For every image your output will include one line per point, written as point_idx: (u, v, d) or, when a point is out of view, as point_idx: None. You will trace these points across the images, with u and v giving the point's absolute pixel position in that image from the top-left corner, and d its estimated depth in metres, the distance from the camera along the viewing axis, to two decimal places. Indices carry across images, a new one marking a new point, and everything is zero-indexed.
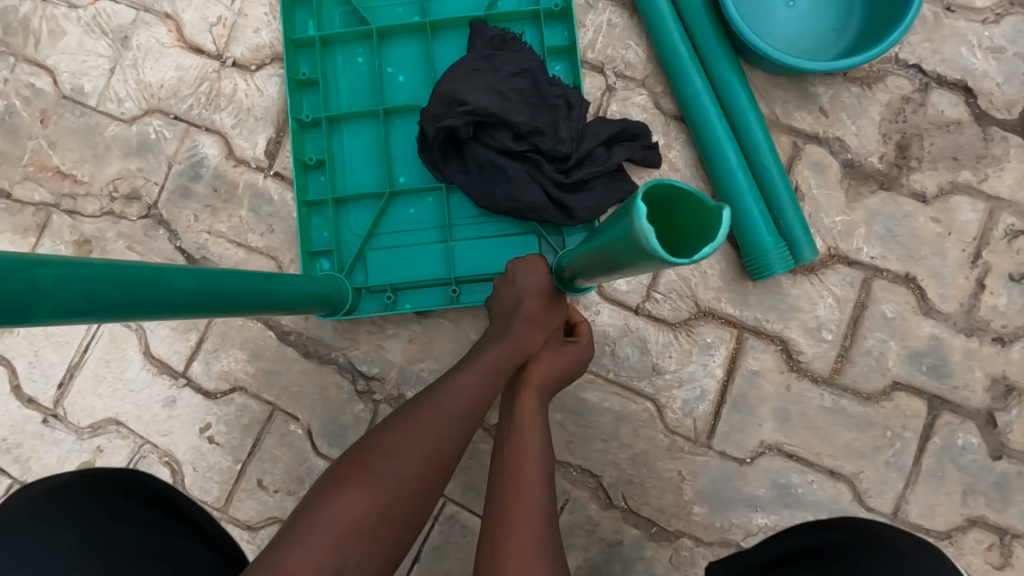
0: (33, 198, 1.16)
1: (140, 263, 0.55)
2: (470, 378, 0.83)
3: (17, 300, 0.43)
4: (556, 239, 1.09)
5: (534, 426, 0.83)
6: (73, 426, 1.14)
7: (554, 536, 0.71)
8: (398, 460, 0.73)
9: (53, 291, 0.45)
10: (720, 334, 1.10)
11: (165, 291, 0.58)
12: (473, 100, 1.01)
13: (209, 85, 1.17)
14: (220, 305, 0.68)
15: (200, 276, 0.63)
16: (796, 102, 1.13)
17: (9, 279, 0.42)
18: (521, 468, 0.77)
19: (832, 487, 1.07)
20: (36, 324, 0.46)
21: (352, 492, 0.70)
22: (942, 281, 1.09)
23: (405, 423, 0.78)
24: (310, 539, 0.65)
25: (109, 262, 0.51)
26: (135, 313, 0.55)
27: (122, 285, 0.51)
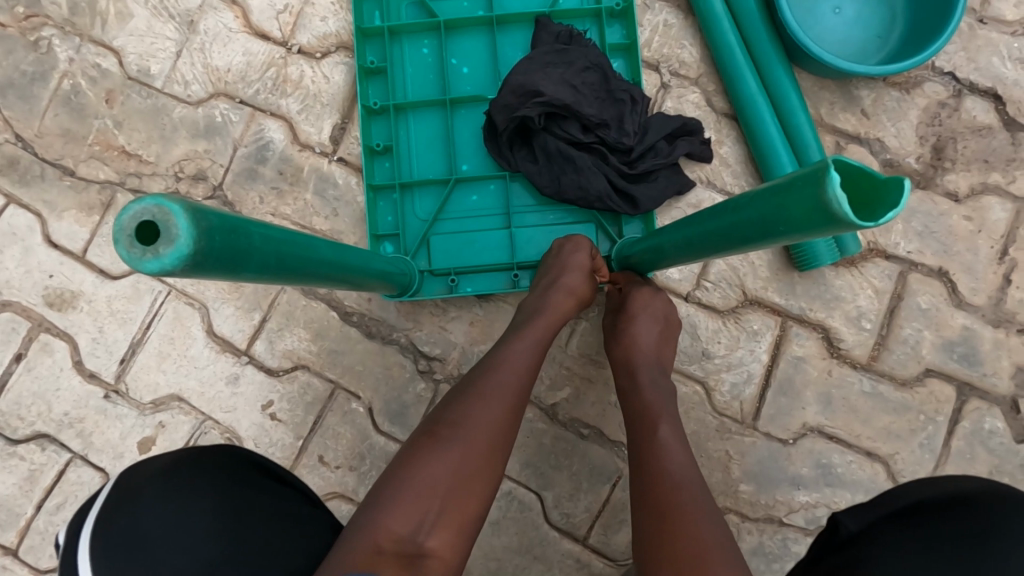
0: (97, 176, 1.18)
1: (292, 230, 0.62)
2: (514, 358, 0.85)
3: (237, 253, 0.50)
4: (614, 228, 1.14)
5: (664, 415, 0.87)
6: (136, 402, 1.16)
7: (704, 497, 0.76)
8: (466, 428, 0.75)
9: (256, 248, 0.53)
10: (767, 322, 1.16)
11: (309, 257, 0.65)
12: (549, 92, 1.06)
13: (276, 71, 1.20)
14: (336, 280, 0.76)
15: (327, 249, 0.71)
16: (840, 104, 1.20)
17: (238, 237, 0.50)
18: (659, 441, 0.83)
19: (870, 468, 1.14)
20: (241, 277, 0.54)
21: (422, 461, 0.71)
22: (972, 275, 1.16)
23: (459, 395, 0.79)
24: (396, 502, 0.68)
25: (278, 228, 0.59)
26: (288, 275, 0.62)
27: (286, 246, 0.59)
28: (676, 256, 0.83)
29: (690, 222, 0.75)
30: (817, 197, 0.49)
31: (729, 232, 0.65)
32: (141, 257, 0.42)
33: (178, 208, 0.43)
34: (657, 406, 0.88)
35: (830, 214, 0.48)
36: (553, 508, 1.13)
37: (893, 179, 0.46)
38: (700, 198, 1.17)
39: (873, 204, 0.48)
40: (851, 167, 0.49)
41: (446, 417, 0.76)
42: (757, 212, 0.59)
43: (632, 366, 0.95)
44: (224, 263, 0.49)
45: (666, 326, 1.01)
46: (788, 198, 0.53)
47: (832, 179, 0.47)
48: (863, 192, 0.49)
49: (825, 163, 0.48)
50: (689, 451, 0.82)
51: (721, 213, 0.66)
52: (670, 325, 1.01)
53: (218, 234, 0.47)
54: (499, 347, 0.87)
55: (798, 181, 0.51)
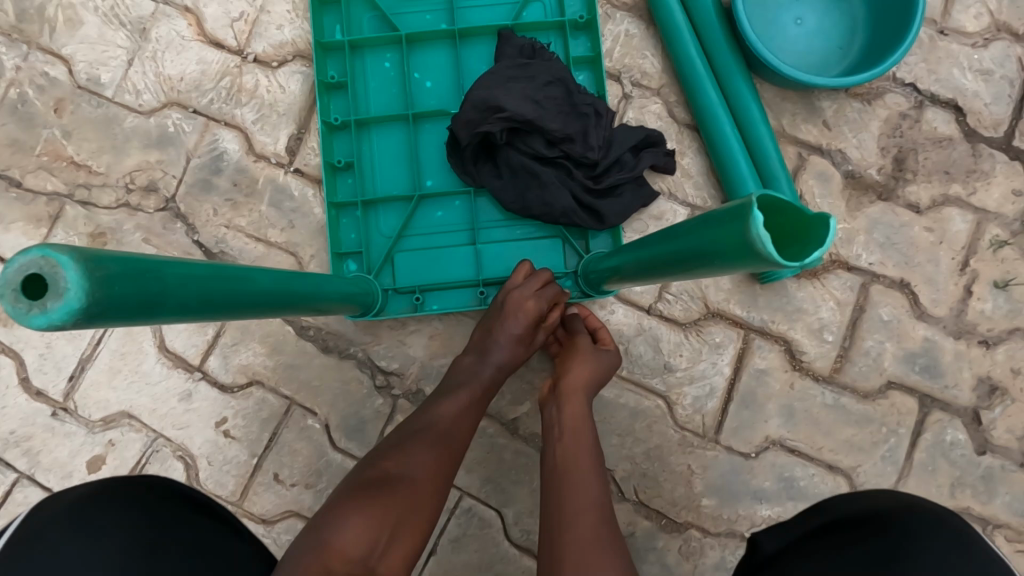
0: (45, 187, 1.15)
1: (224, 263, 0.59)
2: (451, 405, 0.87)
3: (149, 298, 0.47)
4: (580, 243, 1.12)
5: (583, 438, 0.84)
6: (85, 420, 1.13)
7: (609, 525, 0.74)
8: (411, 473, 0.76)
9: (174, 290, 0.50)
10: (729, 334, 1.15)
11: (247, 289, 0.61)
12: (511, 108, 1.04)
13: (231, 80, 1.17)
14: (286, 307, 0.72)
15: (269, 276, 0.67)
16: (802, 114, 1.19)
17: (147, 280, 0.46)
18: (576, 465, 0.80)
19: (832, 481, 1.13)
20: (159, 320, 0.50)
21: (370, 494, 0.72)
22: (934, 287, 1.16)
23: (405, 439, 0.81)
24: (347, 526, 0.68)
25: (207, 263, 0.55)
26: (225, 310, 0.58)
27: (220, 282, 0.56)
28: (631, 273, 0.82)
29: (648, 244, 0.72)
30: (742, 234, 0.47)
31: (673, 258, 0.64)
32: (25, 313, 0.40)
33: (67, 258, 0.40)
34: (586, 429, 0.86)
35: (755, 252, 0.46)
36: (514, 524, 1.11)
37: (822, 219, 0.44)
38: (662, 210, 1.16)
39: (803, 240, 0.46)
40: (781, 200, 0.47)
41: (393, 459, 0.78)
42: (696, 241, 0.57)
43: (562, 392, 0.92)
44: (135, 309, 0.46)
45: (600, 384, 0.96)
46: (721, 232, 0.51)
47: (755, 218, 0.45)
48: (794, 227, 0.47)
49: (749, 199, 0.46)
50: (599, 467, 0.81)
51: (669, 238, 0.64)
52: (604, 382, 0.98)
53: (118, 280, 0.43)
54: (442, 394, 0.89)
55: (729, 216, 0.49)
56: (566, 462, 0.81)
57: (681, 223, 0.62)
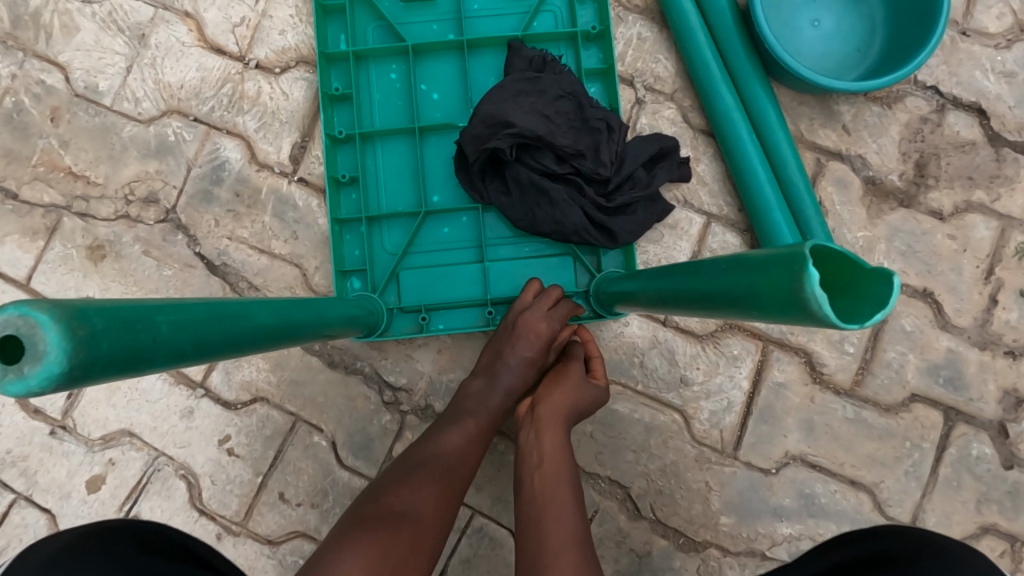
0: (41, 199, 1.12)
1: (223, 300, 0.55)
2: (455, 437, 0.86)
3: (142, 351, 0.43)
4: (591, 259, 1.09)
5: (559, 469, 0.81)
6: (84, 438, 1.10)
7: (589, 563, 0.71)
8: (415, 508, 0.75)
9: (167, 339, 0.46)
10: (746, 346, 1.11)
11: (249, 326, 0.58)
12: (520, 123, 1.01)
13: (232, 87, 1.14)
14: (291, 339, 0.69)
15: (271, 309, 0.64)
16: (820, 119, 1.16)
17: (136, 331, 0.43)
18: (552, 501, 0.77)
19: (854, 497, 1.10)
20: (152, 371, 0.46)
21: (373, 526, 0.70)
22: (957, 296, 1.12)
23: (410, 472, 0.80)
24: (348, 557, 0.65)
25: (204, 303, 0.51)
26: (227, 351, 0.55)
27: (219, 324, 0.52)
28: (646, 300, 0.78)
29: (672, 273, 0.68)
30: (789, 286, 0.42)
31: (698, 295, 0.59)
32: (3, 379, 0.37)
33: (46, 317, 0.37)
34: (558, 459, 0.83)
35: (801, 309, 0.42)
36: None
37: (885, 276, 0.39)
38: (676, 219, 1.13)
39: (854, 295, 0.42)
40: (832, 250, 0.42)
41: (398, 492, 0.76)
42: (727, 282, 0.53)
43: (540, 417, 0.88)
44: (127, 363, 0.42)
45: (580, 414, 0.93)
46: (759, 278, 0.46)
47: (808, 272, 0.40)
48: (841, 280, 0.43)
49: (804, 252, 0.41)
50: (576, 505, 0.78)
51: (698, 272, 0.60)
52: (585, 412, 0.94)
53: (104, 335, 0.40)
54: (447, 424, 0.89)
55: (772, 262, 0.45)
56: (541, 495, 0.79)
57: (710, 259, 0.58)
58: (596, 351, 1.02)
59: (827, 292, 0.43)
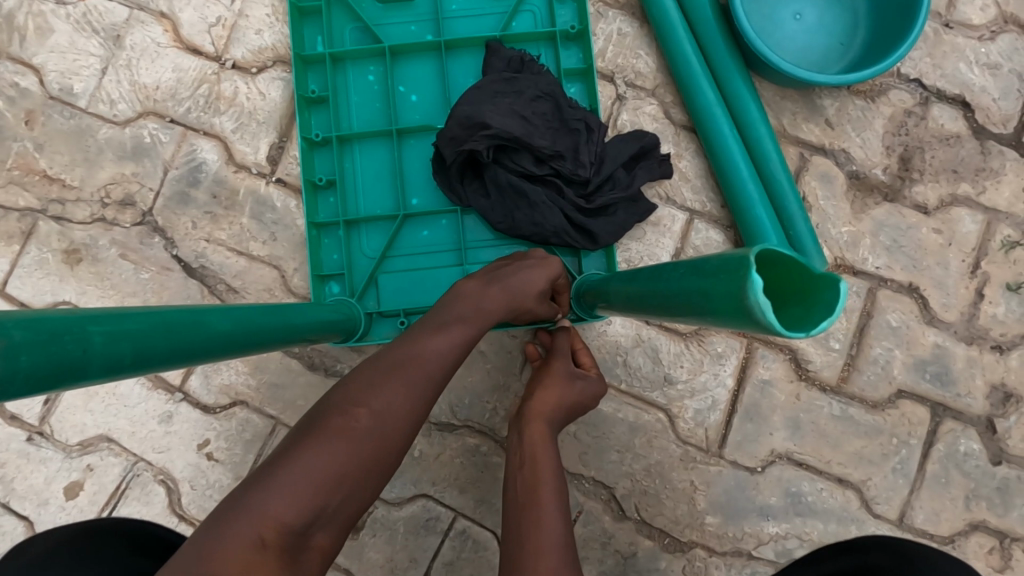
0: (17, 203, 1.11)
1: (173, 309, 0.53)
2: (436, 342, 0.71)
3: (70, 363, 0.42)
4: (573, 260, 1.08)
5: (545, 466, 0.80)
6: (62, 444, 1.08)
7: (573, 568, 0.69)
8: (379, 419, 0.63)
9: (105, 352, 0.45)
10: (731, 344, 1.10)
11: (202, 334, 0.56)
12: (497, 124, 1.00)
13: (209, 87, 1.13)
14: (255, 345, 0.67)
15: (231, 316, 0.62)
16: (804, 113, 1.15)
17: (62, 343, 0.41)
18: (539, 502, 0.75)
19: (841, 495, 1.08)
20: (86, 383, 0.45)
21: (323, 439, 0.60)
22: (943, 291, 1.11)
23: (378, 374, 0.66)
24: (283, 486, 0.56)
25: (149, 313, 0.50)
26: (178, 361, 0.53)
27: (164, 334, 0.50)
28: (619, 303, 0.77)
29: (641, 276, 0.67)
30: (737, 294, 0.41)
31: (663, 300, 0.58)
32: None
33: None
34: (546, 459, 0.81)
35: (749, 318, 0.40)
36: None
37: (831, 285, 0.38)
38: (659, 215, 1.12)
39: (803, 301, 0.40)
40: (782, 256, 0.41)
41: (362, 403, 0.63)
42: (686, 286, 0.51)
43: (523, 419, 0.87)
44: (52, 375, 0.41)
45: (569, 413, 0.91)
46: (711, 285, 0.45)
47: (753, 281, 0.39)
48: (791, 287, 0.41)
49: (750, 259, 0.40)
50: (563, 506, 0.75)
51: (661, 275, 0.59)
52: (573, 412, 0.92)
53: (25, 350, 0.39)
54: (427, 326, 0.73)
55: (722, 269, 0.44)
56: (526, 494, 0.77)
57: (673, 264, 0.57)
58: (582, 344, 1.01)
59: (777, 299, 0.42)
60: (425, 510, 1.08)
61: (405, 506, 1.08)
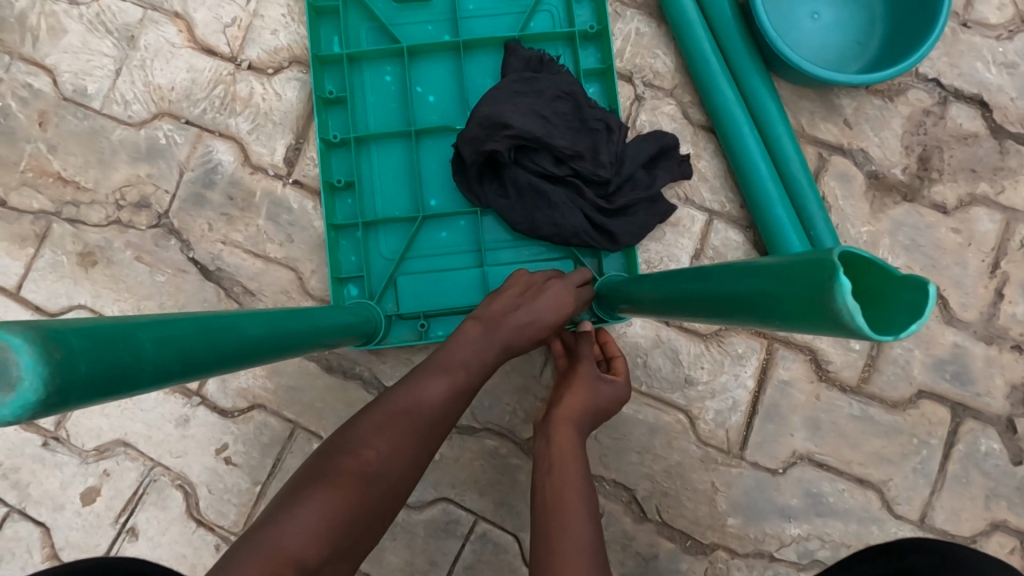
0: (30, 205, 1.09)
1: (209, 314, 0.53)
2: (439, 387, 0.75)
3: (125, 370, 0.41)
4: (592, 261, 1.08)
5: (570, 471, 0.79)
6: (77, 449, 1.07)
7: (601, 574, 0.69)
8: (385, 468, 0.67)
9: (154, 358, 0.44)
10: (751, 345, 1.10)
11: (238, 339, 0.55)
12: (518, 125, 0.99)
13: (224, 88, 1.12)
14: (285, 352, 0.66)
15: (261, 321, 0.61)
16: (822, 113, 1.14)
17: (118, 351, 0.41)
18: (565, 506, 0.75)
19: (862, 495, 1.08)
20: (139, 393, 0.44)
21: (337, 482, 0.64)
22: (962, 290, 1.11)
23: (384, 420, 0.70)
24: (300, 521, 0.58)
25: (188, 319, 0.49)
26: (218, 367, 0.53)
27: (206, 340, 0.50)
28: (652, 305, 0.76)
29: (681, 277, 0.66)
30: (813, 296, 0.41)
31: (709, 302, 0.58)
32: None
33: (20, 340, 0.35)
34: (570, 462, 0.80)
35: (828, 320, 0.40)
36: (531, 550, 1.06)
37: (916, 285, 0.37)
38: (678, 216, 1.12)
39: (880, 304, 0.40)
40: (857, 256, 0.41)
41: (370, 448, 0.67)
42: (743, 288, 0.51)
43: (550, 422, 0.87)
44: (110, 384, 0.40)
45: (594, 418, 0.91)
46: (780, 287, 0.45)
47: (837, 282, 0.38)
48: (865, 290, 0.41)
49: (833, 260, 0.39)
50: (590, 512, 0.75)
51: (708, 276, 0.58)
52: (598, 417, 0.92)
53: (85, 358, 0.38)
54: (431, 368, 0.77)
55: (793, 270, 0.43)
56: (551, 501, 0.76)
57: (721, 265, 0.56)
58: (618, 351, 1.01)
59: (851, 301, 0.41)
60: (446, 513, 1.07)
61: (425, 510, 1.07)
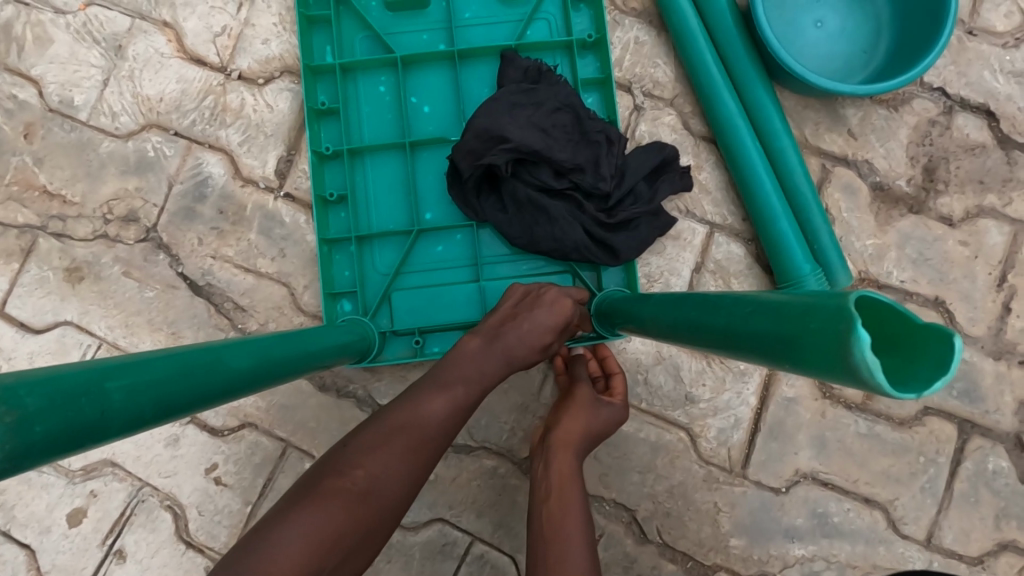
0: (16, 220, 1.07)
1: (188, 351, 0.50)
2: (437, 403, 0.72)
3: (89, 424, 0.39)
4: (592, 275, 1.05)
5: (568, 498, 0.77)
6: (64, 469, 1.05)
7: None
8: (379, 484, 0.64)
9: (124, 407, 0.42)
10: (754, 361, 1.07)
11: (222, 373, 0.53)
12: (516, 138, 0.97)
13: (214, 99, 1.09)
14: (276, 377, 0.64)
15: (248, 350, 0.59)
16: (826, 123, 1.12)
17: (80, 405, 0.38)
18: (563, 536, 0.72)
19: (868, 515, 1.06)
20: (110, 443, 0.42)
21: (329, 498, 0.61)
22: (970, 305, 1.09)
23: (382, 437, 0.68)
24: (288, 536, 0.56)
25: (164, 358, 0.47)
26: (200, 406, 0.50)
27: (185, 380, 0.47)
28: (655, 329, 0.74)
29: (684, 306, 0.64)
30: (831, 346, 0.39)
31: (716, 335, 0.56)
32: None
33: None
34: (568, 490, 0.78)
35: (847, 373, 0.38)
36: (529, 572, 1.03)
37: (941, 335, 0.35)
38: (679, 229, 1.09)
39: (902, 353, 0.38)
40: (878, 303, 0.39)
41: (363, 464, 0.64)
42: (753, 328, 0.49)
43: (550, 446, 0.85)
44: (74, 440, 0.38)
45: (594, 439, 0.89)
46: (794, 332, 0.43)
47: (859, 338, 0.37)
48: (885, 337, 0.39)
49: (854, 316, 0.37)
50: (588, 542, 0.72)
51: (715, 309, 0.56)
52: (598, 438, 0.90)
53: (40, 417, 0.36)
54: (430, 384, 0.75)
55: (809, 316, 0.41)
56: (548, 531, 0.73)
57: (729, 298, 0.54)
58: (616, 367, 0.99)
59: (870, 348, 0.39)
60: (442, 535, 1.04)
61: (421, 531, 1.05)
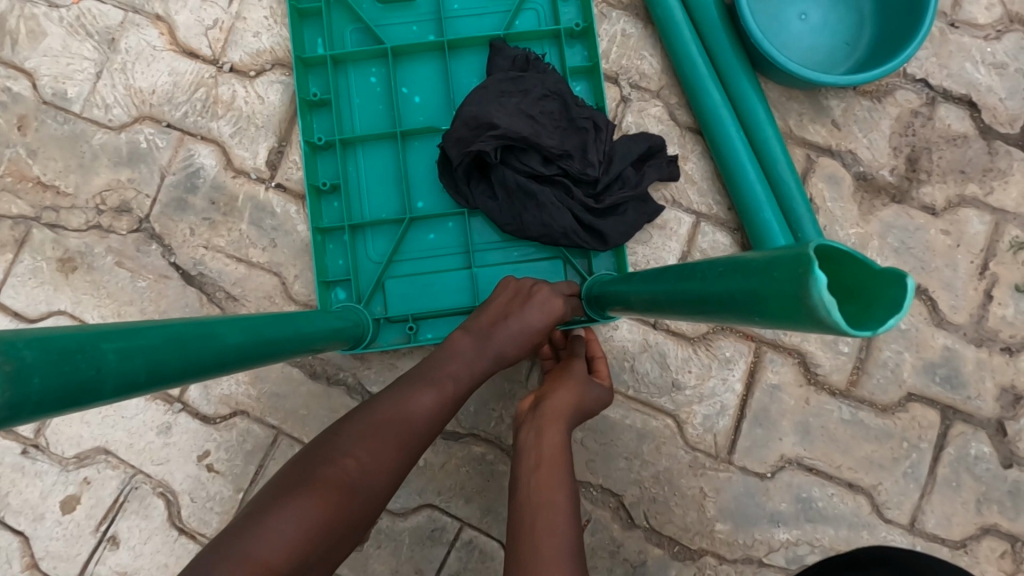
0: (10, 211, 1.08)
1: (182, 321, 0.52)
2: (429, 399, 0.74)
3: (84, 382, 0.40)
4: (581, 262, 1.06)
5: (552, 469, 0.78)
6: (57, 457, 1.06)
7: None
8: (366, 478, 0.65)
9: (119, 369, 0.43)
10: (739, 348, 1.09)
11: (215, 346, 0.54)
12: (505, 124, 0.98)
13: (206, 91, 1.11)
14: (267, 356, 0.65)
15: (241, 326, 0.60)
16: (810, 114, 1.13)
17: (76, 362, 0.40)
18: (547, 505, 0.73)
19: (852, 500, 1.07)
20: (103, 403, 0.43)
21: (316, 489, 0.61)
22: (952, 292, 1.10)
23: (369, 429, 0.68)
24: (273, 529, 0.57)
25: (160, 326, 0.48)
26: (192, 375, 0.51)
27: (178, 348, 0.49)
28: (639, 305, 0.75)
29: (665, 278, 0.65)
30: (793, 291, 0.40)
31: (693, 299, 0.57)
32: None
33: None
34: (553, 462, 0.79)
35: (807, 315, 0.39)
36: None
37: (893, 278, 0.37)
38: (666, 219, 1.10)
39: (860, 299, 0.39)
40: (837, 251, 0.40)
41: (354, 455, 0.66)
42: (725, 287, 0.50)
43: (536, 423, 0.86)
44: (70, 397, 0.40)
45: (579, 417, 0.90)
46: (761, 283, 0.44)
47: (815, 278, 0.38)
48: (843, 284, 0.40)
49: (811, 255, 0.38)
50: (571, 512, 0.73)
51: (693, 275, 0.57)
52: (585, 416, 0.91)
53: (39, 370, 0.37)
54: (422, 380, 0.76)
55: (774, 267, 0.42)
56: (532, 502, 0.74)
57: (705, 263, 0.55)
58: (599, 351, 1.00)
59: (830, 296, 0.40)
60: (431, 521, 1.06)
61: (410, 517, 1.06)
